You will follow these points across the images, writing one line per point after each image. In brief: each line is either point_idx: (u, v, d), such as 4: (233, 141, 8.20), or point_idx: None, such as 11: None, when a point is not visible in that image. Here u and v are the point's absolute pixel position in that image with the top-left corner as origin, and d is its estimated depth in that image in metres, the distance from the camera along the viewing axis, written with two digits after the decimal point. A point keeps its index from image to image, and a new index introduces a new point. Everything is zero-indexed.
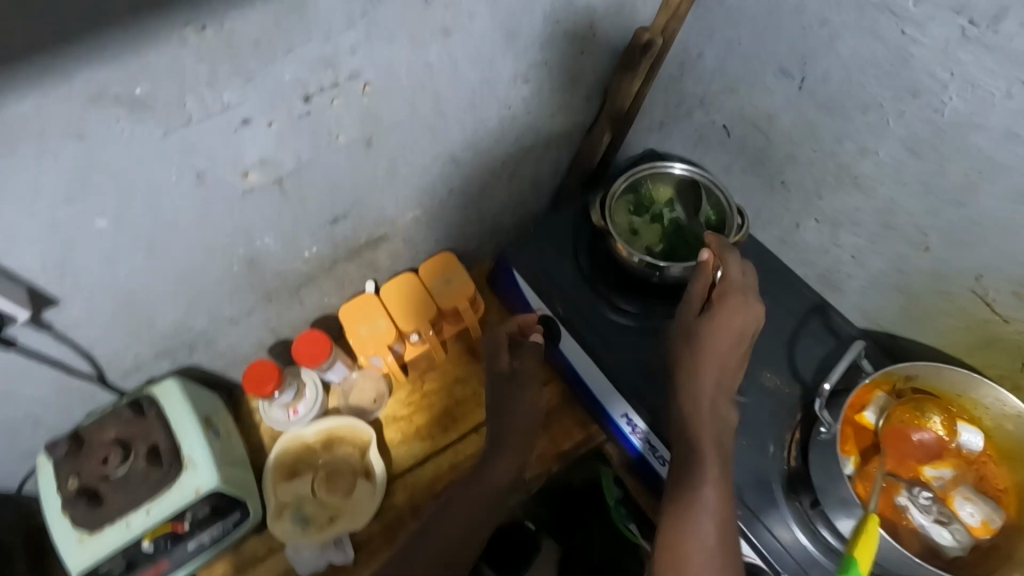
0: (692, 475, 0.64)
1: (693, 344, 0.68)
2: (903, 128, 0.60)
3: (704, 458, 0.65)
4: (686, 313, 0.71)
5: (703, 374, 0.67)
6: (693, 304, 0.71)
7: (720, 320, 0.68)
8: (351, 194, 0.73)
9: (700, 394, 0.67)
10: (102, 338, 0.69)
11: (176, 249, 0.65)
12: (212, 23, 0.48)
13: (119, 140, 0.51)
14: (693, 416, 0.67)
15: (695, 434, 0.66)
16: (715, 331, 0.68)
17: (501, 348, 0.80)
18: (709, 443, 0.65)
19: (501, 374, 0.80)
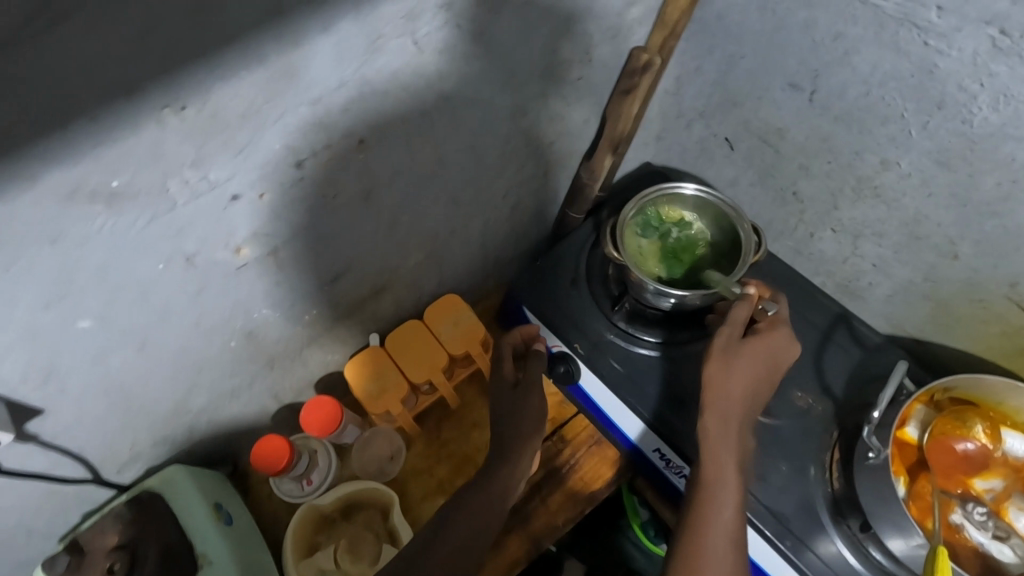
0: (713, 496, 0.58)
1: (733, 364, 0.63)
2: (929, 139, 0.59)
3: (725, 479, 0.59)
4: (727, 330, 0.65)
5: (734, 392, 0.62)
6: (736, 326, 0.65)
7: (763, 348, 0.64)
8: (352, 251, 0.69)
9: (728, 410, 0.62)
10: (97, 436, 0.63)
11: (168, 336, 0.59)
12: (192, 102, 0.43)
13: (99, 236, 0.46)
14: (719, 432, 0.61)
15: (720, 452, 0.60)
16: (755, 356, 0.64)
17: (505, 357, 0.76)
18: (731, 461, 0.60)
19: (506, 381, 0.76)
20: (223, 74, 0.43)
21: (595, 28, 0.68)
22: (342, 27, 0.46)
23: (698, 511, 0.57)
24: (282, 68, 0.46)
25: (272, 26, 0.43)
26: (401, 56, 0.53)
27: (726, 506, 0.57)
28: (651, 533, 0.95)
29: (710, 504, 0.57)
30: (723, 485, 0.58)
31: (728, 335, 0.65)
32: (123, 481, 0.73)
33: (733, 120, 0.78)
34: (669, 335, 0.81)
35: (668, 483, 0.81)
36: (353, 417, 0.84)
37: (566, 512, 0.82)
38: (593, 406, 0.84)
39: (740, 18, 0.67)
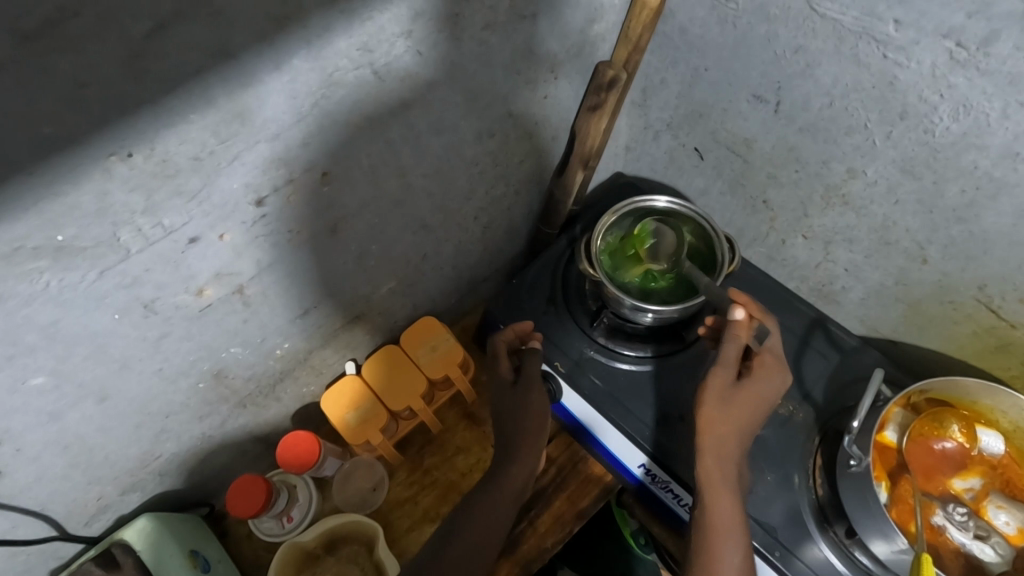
0: (718, 532, 0.60)
1: (726, 408, 0.63)
2: (894, 148, 0.60)
3: (727, 522, 0.60)
4: (722, 374, 0.64)
5: (728, 432, 0.63)
6: (729, 368, 0.65)
7: (753, 391, 0.64)
8: (320, 283, 0.67)
9: (722, 450, 0.63)
10: (58, 492, 0.60)
11: (130, 384, 0.57)
12: (139, 148, 0.41)
13: (47, 293, 0.44)
14: (718, 476, 0.62)
15: (719, 495, 0.61)
16: (748, 397, 0.64)
17: (500, 356, 0.75)
18: (730, 504, 0.61)
19: (503, 380, 0.75)
20: (169, 118, 0.41)
21: (559, 46, 0.67)
22: (293, 62, 0.45)
23: (706, 554, 0.59)
24: (234, 109, 0.44)
25: (219, 66, 0.41)
26: (359, 87, 0.51)
27: (733, 547, 0.59)
28: (642, 540, 0.96)
29: (717, 546, 0.59)
30: (728, 525, 0.60)
31: (723, 378, 0.64)
32: (92, 534, 0.70)
33: (701, 130, 0.78)
34: (649, 349, 0.80)
35: (657, 499, 0.81)
36: (331, 449, 0.82)
37: (556, 533, 0.81)
38: (577, 424, 0.84)
39: (701, 32, 0.67)
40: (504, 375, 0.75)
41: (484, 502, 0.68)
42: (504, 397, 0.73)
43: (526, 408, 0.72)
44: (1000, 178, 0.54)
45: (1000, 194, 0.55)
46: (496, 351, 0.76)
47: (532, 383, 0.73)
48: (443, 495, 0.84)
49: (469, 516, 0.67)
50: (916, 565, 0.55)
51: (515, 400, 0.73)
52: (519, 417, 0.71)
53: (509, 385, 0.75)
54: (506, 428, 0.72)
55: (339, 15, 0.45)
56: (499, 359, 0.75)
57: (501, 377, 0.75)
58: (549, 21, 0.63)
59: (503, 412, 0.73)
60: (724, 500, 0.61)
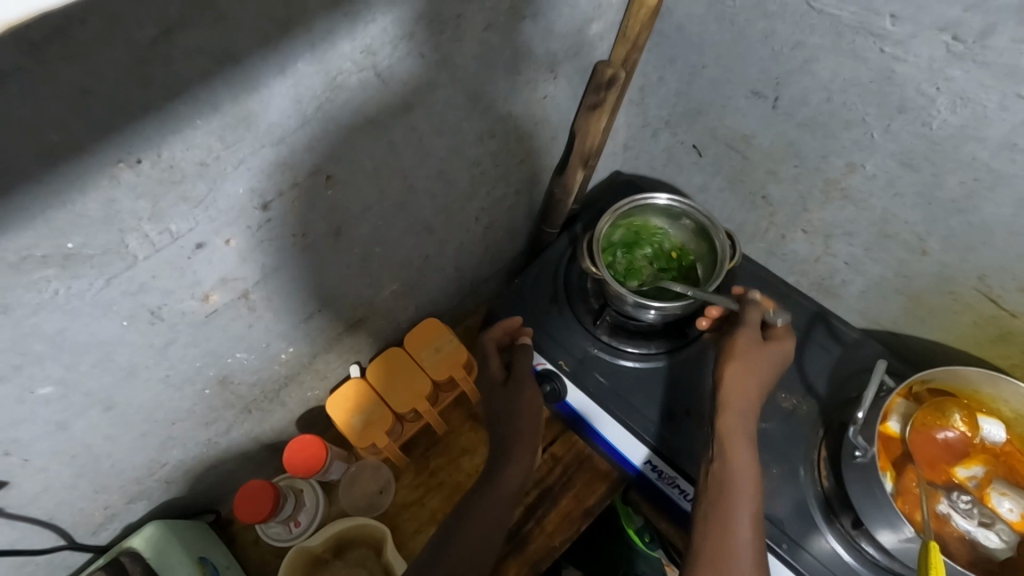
0: (732, 489, 0.59)
1: (748, 362, 0.66)
2: (892, 142, 0.60)
3: (742, 473, 0.60)
4: (745, 334, 0.68)
5: (746, 391, 0.65)
6: (754, 329, 0.68)
7: (774, 353, 0.68)
8: (325, 286, 0.67)
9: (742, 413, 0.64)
10: (65, 502, 0.60)
11: (137, 391, 0.57)
12: (146, 155, 0.41)
13: (54, 301, 0.44)
14: (734, 431, 0.63)
15: (737, 449, 0.62)
16: (770, 357, 0.67)
17: (490, 355, 0.77)
18: (747, 456, 0.61)
19: (495, 380, 0.77)
20: (174, 125, 0.41)
21: (557, 46, 0.68)
22: (297, 65, 0.45)
23: (719, 503, 0.58)
24: (238, 115, 0.44)
25: (224, 71, 0.41)
26: (362, 89, 0.51)
27: (748, 497, 0.59)
28: (647, 538, 0.94)
29: (731, 496, 0.59)
30: (742, 480, 0.60)
31: (750, 336, 0.67)
32: (99, 543, 0.69)
33: (699, 127, 0.79)
34: (653, 345, 0.81)
35: (664, 495, 0.81)
36: (337, 452, 0.82)
37: (563, 532, 0.81)
38: (582, 422, 0.84)
39: (699, 30, 0.68)
40: (495, 374, 0.77)
41: (483, 503, 0.68)
42: (497, 398, 0.75)
43: (518, 407, 0.73)
44: (998, 169, 0.55)
45: (999, 185, 0.56)
46: (486, 351, 0.79)
47: (523, 382, 0.75)
48: (449, 495, 0.84)
49: (471, 513, 0.67)
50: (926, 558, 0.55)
51: (508, 397, 0.75)
52: (512, 415, 0.73)
53: (501, 384, 0.76)
54: (501, 427, 0.73)
55: (343, 18, 0.45)
56: (489, 358, 0.78)
57: (492, 375, 0.77)
58: (548, 21, 0.64)
59: (498, 411, 0.75)
60: (742, 459, 0.61)
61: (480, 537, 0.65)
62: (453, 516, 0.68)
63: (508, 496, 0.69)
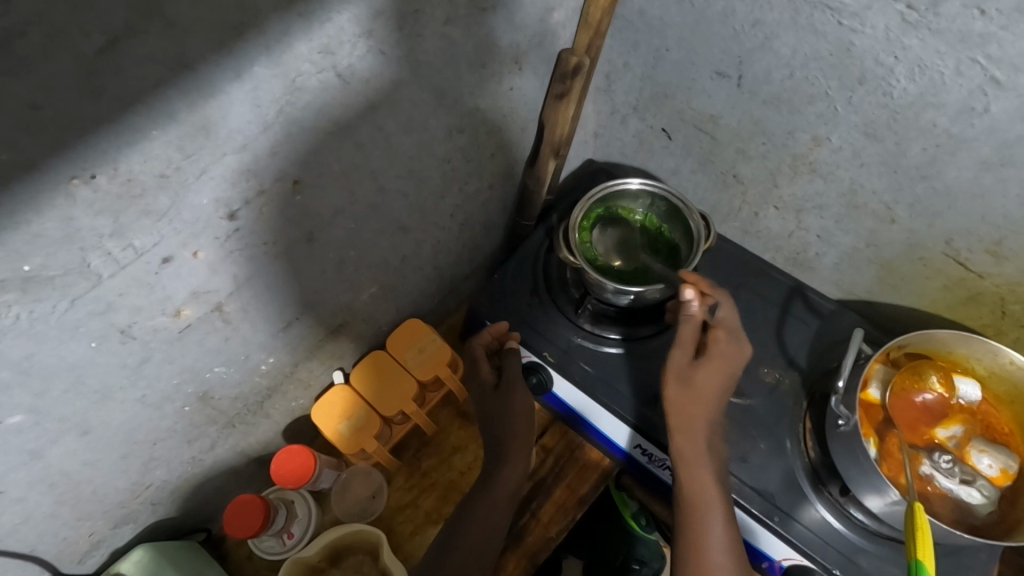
0: (699, 510, 0.62)
1: (688, 386, 0.65)
2: (855, 113, 0.62)
3: (708, 493, 0.63)
4: (678, 354, 0.66)
5: (699, 410, 0.65)
6: (685, 347, 0.66)
7: (711, 365, 0.66)
8: (302, 294, 0.66)
9: (693, 428, 0.64)
10: (47, 532, 0.59)
11: (113, 413, 0.55)
12: (103, 169, 0.40)
13: (17, 327, 0.42)
14: (695, 457, 0.64)
15: (696, 475, 0.63)
16: (711, 371, 0.65)
17: (480, 359, 0.77)
18: (708, 480, 0.63)
19: (485, 384, 0.77)
20: (130, 137, 0.40)
21: (520, 37, 0.67)
22: (253, 69, 0.44)
23: (691, 530, 0.62)
24: (197, 123, 0.43)
25: (178, 80, 0.40)
26: (323, 91, 0.50)
27: (715, 519, 0.62)
28: (642, 522, 0.96)
29: (701, 519, 0.62)
30: (707, 499, 0.63)
31: (680, 360, 0.66)
32: (86, 570, 0.68)
33: (667, 111, 0.79)
34: (635, 330, 0.82)
35: (655, 477, 0.81)
36: (327, 460, 0.81)
37: (559, 522, 0.81)
38: (569, 411, 0.85)
39: (660, 13, 0.68)
40: (485, 378, 0.77)
41: (481, 508, 0.68)
42: (490, 402, 0.75)
43: (513, 409, 0.74)
44: (957, 134, 0.56)
45: (959, 149, 0.57)
46: (476, 355, 0.78)
47: (515, 384, 0.76)
48: (443, 496, 0.84)
49: (472, 517, 0.67)
50: (912, 542, 0.54)
51: (501, 401, 0.75)
52: (508, 418, 0.74)
53: (492, 388, 0.76)
54: (496, 432, 0.74)
55: (298, 18, 0.44)
56: (480, 362, 0.77)
57: (483, 380, 0.77)
58: (508, 12, 0.63)
59: (491, 417, 0.75)
60: (703, 475, 0.63)
61: (482, 541, 0.66)
62: (453, 521, 0.68)
63: (506, 498, 0.70)
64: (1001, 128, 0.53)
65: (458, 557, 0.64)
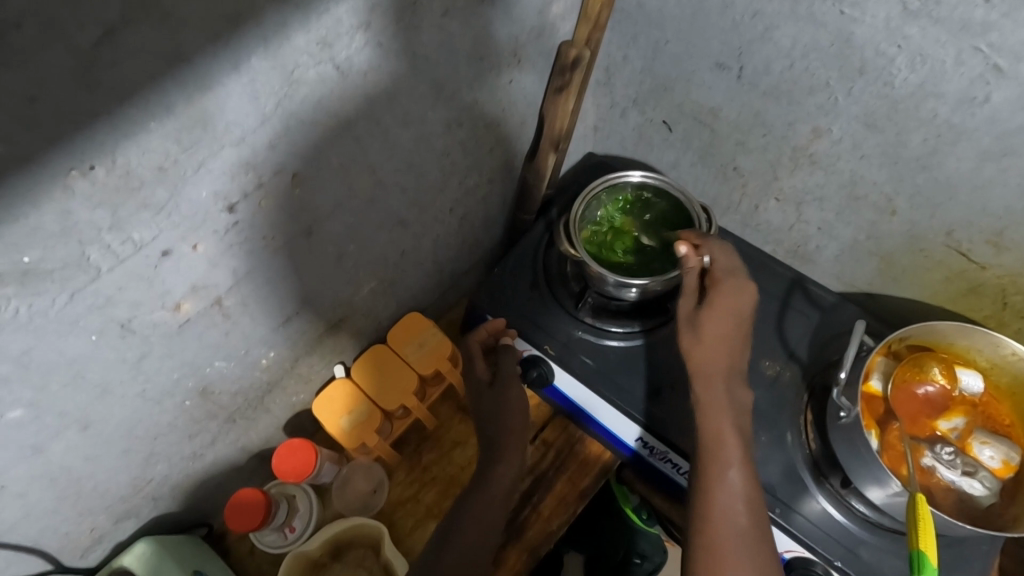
0: (716, 468, 0.61)
1: (698, 335, 0.64)
2: (855, 104, 0.61)
3: (727, 451, 0.61)
4: (684, 303, 0.67)
5: (716, 362, 0.64)
6: (688, 296, 0.67)
7: (721, 308, 0.65)
8: (302, 289, 0.66)
9: (713, 382, 0.63)
10: (49, 526, 0.59)
11: (114, 407, 0.55)
12: (100, 162, 0.40)
13: (16, 321, 0.42)
14: (721, 440, 0.62)
15: (717, 432, 0.62)
16: (717, 316, 0.65)
17: (476, 356, 0.78)
18: (728, 437, 0.62)
19: (481, 382, 0.77)
20: (127, 130, 0.40)
21: (519, 29, 0.67)
22: (251, 61, 0.44)
23: (707, 488, 0.61)
24: (194, 115, 0.43)
25: (175, 72, 0.40)
26: (322, 83, 0.50)
27: (732, 479, 0.61)
28: (644, 515, 0.95)
29: (717, 478, 0.61)
30: (726, 458, 0.61)
31: (687, 309, 0.67)
32: (88, 565, 0.68)
33: (667, 104, 0.79)
34: (636, 324, 0.81)
35: (656, 470, 0.81)
36: (329, 455, 0.81)
37: (560, 516, 0.82)
38: (570, 405, 0.84)
39: (660, 5, 0.68)
40: (481, 375, 0.78)
41: (477, 504, 0.69)
42: (485, 399, 0.76)
43: (508, 407, 0.75)
44: (958, 124, 0.56)
45: (960, 139, 0.57)
46: (471, 353, 0.78)
47: (511, 381, 0.76)
48: (443, 490, 0.84)
49: (468, 514, 0.68)
50: (913, 533, 0.54)
51: (496, 398, 0.76)
52: (503, 415, 0.74)
53: (487, 385, 0.77)
54: (491, 429, 0.74)
55: (295, 9, 0.44)
56: (475, 360, 0.78)
57: (478, 378, 0.78)
58: (507, 4, 0.63)
59: (485, 414, 0.75)
60: (723, 431, 0.62)
61: (478, 536, 0.67)
62: (449, 517, 0.69)
63: (502, 494, 0.70)
64: (1002, 118, 0.53)
65: (454, 552, 0.65)
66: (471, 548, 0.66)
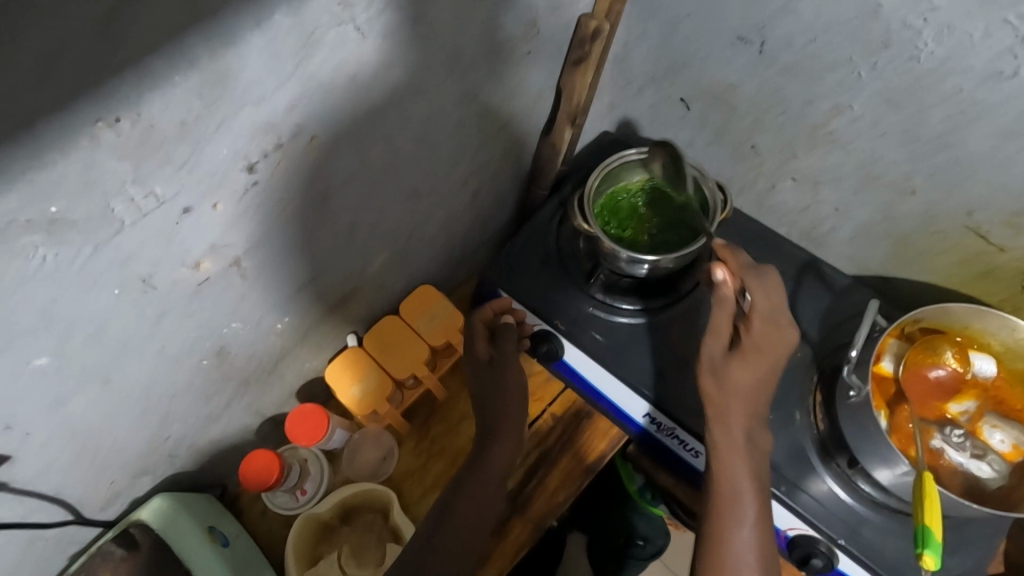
0: (728, 514, 0.63)
1: (725, 383, 0.65)
2: (878, 80, 0.60)
3: (740, 500, 0.63)
4: (711, 343, 0.66)
5: (738, 408, 0.65)
6: (719, 336, 0.66)
7: (751, 359, 0.65)
8: (316, 255, 0.67)
9: (732, 429, 0.64)
10: (72, 477, 0.61)
11: (135, 363, 0.57)
12: (126, 114, 0.40)
13: (43, 270, 0.43)
14: (735, 493, 0.63)
15: (732, 479, 0.64)
16: (747, 365, 0.65)
17: (477, 337, 0.78)
18: (743, 485, 0.63)
19: (480, 362, 0.78)
20: (151, 82, 0.40)
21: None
22: (274, 18, 0.44)
23: (716, 532, 0.63)
24: (216, 72, 0.43)
25: (198, 25, 0.40)
26: (341, 45, 0.50)
27: (744, 526, 0.62)
28: (649, 496, 0.95)
29: (728, 523, 0.63)
30: (739, 509, 0.63)
31: (714, 348, 0.66)
32: (107, 519, 0.70)
33: (683, 81, 0.78)
34: (647, 301, 0.82)
35: (663, 448, 0.82)
36: (340, 421, 0.83)
37: (565, 490, 0.83)
38: (579, 380, 0.85)
39: None
40: (480, 357, 0.79)
41: (470, 490, 0.70)
42: (483, 380, 0.77)
43: (504, 388, 0.76)
44: (984, 100, 0.55)
45: (983, 116, 0.56)
46: (473, 332, 0.79)
47: (510, 363, 0.77)
48: (449, 464, 0.85)
49: (460, 501, 0.69)
50: (919, 507, 0.55)
51: (493, 379, 0.77)
52: (499, 399, 0.76)
53: (487, 366, 0.78)
54: (490, 411, 0.76)
55: None
56: (475, 340, 0.78)
57: (477, 357, 0.78)
58: None
59: (484, 396, 0.76)
60: (739, 480, 0.64)
61: (472, 525, 0.68)
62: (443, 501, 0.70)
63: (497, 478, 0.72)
64: None
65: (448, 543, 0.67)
66: (464, 537, 0.67)
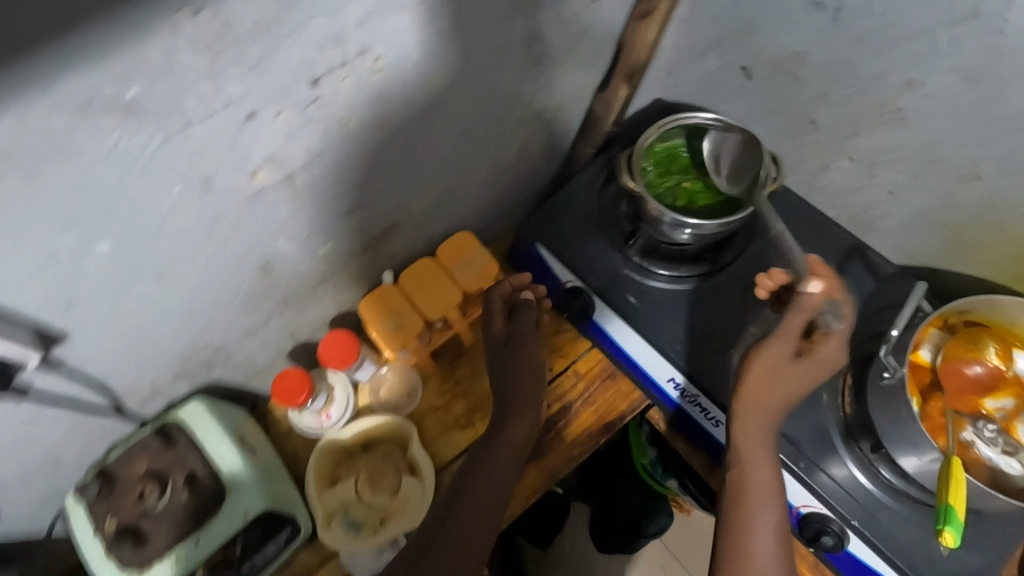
0: (748, 507, 0.63)
1: (771, 382, 0.63)
2: (957, 53, 0.58)
3: (760, 493, 0.63)
4: (779, 345, 0.64)
5: (773, 401, 0.64)
6: (789, 341, 0.64)
7: (810, 369, 0.63)
8: (364, 183, 0.68)
9: (757, 422, 0.64)
10: (120, 366, 0.64)
11: (187, 263, 0.59)
12: (207, 5, 0.41)
13: (116, 153, 0.45)
14: (756, 485, 0.63)
15: (752, 471, 0.63)
16: (799, 375, 0.63)
17: (494, 313, 0.76)
18: (764, 478, 0.63)
19: (497, 339, 0.76)
20: None
21: None
22: None
23: (736, 525, 0.62)
24: None
25: None
26: None
27: (763, 518, 0.62)
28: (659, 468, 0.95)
29: (748, 515, 0.62)
30: (758, 500, 0.63)
31: (782, 348, 0.64)
32: (146, 415, 0.74)
33: (746, 49, 0.75)
34: (684, 268, 0.81)
35: (682, 415, 0.82)
36: (369, 353, 0.85)
37: (582, 445, 0.84)
38: (606, 340, 0.85)
39: None
40: (497, 333, 0.77)
41: (486, 465, 0.70)
42: (499, 357, 0.76)
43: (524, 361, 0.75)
44: None
45: None
46: (492, 307, 0.77)
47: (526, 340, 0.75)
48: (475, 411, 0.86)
49: (476, 475, 0.70)
50: (943, 487, 0.57)
51: (509, 356, 0.75)
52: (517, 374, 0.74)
53: (503, 344, 0.76)
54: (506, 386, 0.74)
55: None
56: (493, 315, 0.76)
57: (494, 333, 0.76)
58: None
59: (501, 372, 0.75)
60: (759, 472, 0.63)
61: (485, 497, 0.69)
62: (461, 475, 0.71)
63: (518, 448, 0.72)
64: None
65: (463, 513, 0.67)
66: (477, 508, 0.68)
